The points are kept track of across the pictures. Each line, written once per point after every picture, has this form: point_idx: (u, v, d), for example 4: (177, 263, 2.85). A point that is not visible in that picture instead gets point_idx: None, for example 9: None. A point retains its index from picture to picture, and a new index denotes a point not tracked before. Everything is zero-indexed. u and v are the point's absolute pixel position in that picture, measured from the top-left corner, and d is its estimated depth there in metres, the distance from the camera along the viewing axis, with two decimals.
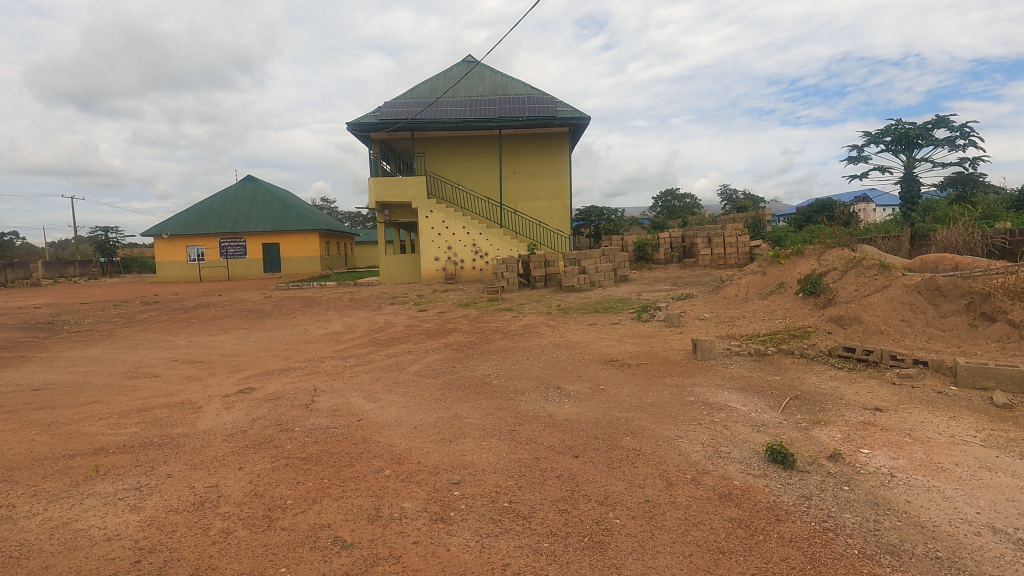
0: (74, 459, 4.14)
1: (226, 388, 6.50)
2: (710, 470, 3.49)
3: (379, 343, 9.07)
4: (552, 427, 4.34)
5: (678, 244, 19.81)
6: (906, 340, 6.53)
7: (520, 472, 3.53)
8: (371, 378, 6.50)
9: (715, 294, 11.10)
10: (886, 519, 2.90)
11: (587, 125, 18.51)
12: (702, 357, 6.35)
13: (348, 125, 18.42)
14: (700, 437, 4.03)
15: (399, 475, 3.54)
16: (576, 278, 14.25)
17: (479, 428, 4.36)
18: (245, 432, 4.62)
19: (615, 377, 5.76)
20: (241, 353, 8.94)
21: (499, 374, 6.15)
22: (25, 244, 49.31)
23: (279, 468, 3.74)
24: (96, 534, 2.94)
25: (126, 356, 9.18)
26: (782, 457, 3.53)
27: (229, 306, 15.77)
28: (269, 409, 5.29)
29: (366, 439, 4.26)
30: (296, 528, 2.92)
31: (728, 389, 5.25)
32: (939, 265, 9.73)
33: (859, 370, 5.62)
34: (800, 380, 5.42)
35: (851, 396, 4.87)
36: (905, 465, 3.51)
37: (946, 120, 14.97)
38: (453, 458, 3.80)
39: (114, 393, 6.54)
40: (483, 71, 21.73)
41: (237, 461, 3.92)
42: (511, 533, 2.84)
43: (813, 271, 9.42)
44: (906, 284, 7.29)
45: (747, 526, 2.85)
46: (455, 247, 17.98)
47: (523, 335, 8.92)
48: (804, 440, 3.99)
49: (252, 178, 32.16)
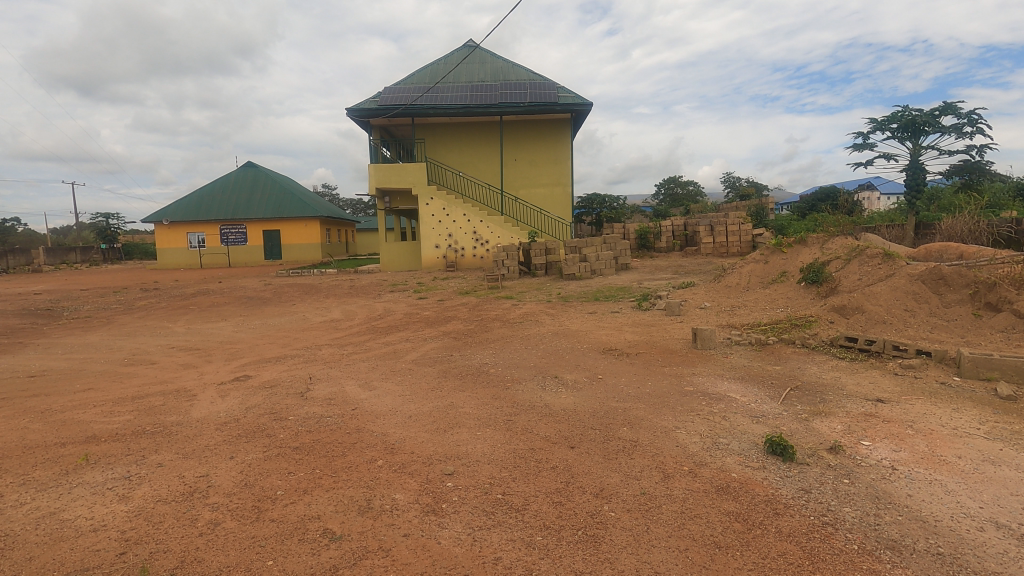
0: (67, 447, 4.11)
1: (221, 376, 6.46)
2: (708, 463, 3.42)
3: (378, 331, 9.04)
4: (548, 417, 4.28)
5: (680, 232, 19.66)
6: (909, 330, 6.44)
7: (515, 464, 3.47)
8: (368, 366, 6.46)
9: (716, 282, 11.02)
10: (887, 514, 2.84)
11: (589, 111, 18.29)
12: (701, 346, 6.28)
13: (347, 111, 18.23)
14: (698, 428, 3.97)
15: (391, 466, 3.49)
16: (576, 266, 14.13)
17: (475, 418, 4.31)
18: (239, 420, 4.58)
19: (613, 367, 5.68)
20: (239, 340, 8.90)
21: (498, 363, 6.08)
22: (27, 231, 49.36)
23: (271, 457, 3.69)
24: (83, 524, 2.90)
25: (124, 344, 9.13)
26: (782, 449, 3.46)
27: (229, 293, 15.73)
28: (264, 397, 5.26)
29: (361, 428, 4.21)
30: (285, 520, 2.86)
31: (728, 378, 5.19)
32: (944, 254, 9.64)
33: (861, 361, 5.53)
34: (801, 370, 5.35)
35: (853, 387, 4.79)
36: (907, 457, 3.45)
37: (953, 106, 14.70)
38: (449, 448, 3.75)
39: (109, 380, 6.53)
40: (485, 56, 21.45)
41: (228, 451, 3.86)
42: (504, 526, 2.78)
43: (815, 260, 9.36)
44: (910, 274, 7.22)
45: (745, 520, 2.79)
46: (455, 235, 17.88)
47: (523, 323, 8.90)
48: (804, 431, 3.92)
49: (253, 163, 31.95)
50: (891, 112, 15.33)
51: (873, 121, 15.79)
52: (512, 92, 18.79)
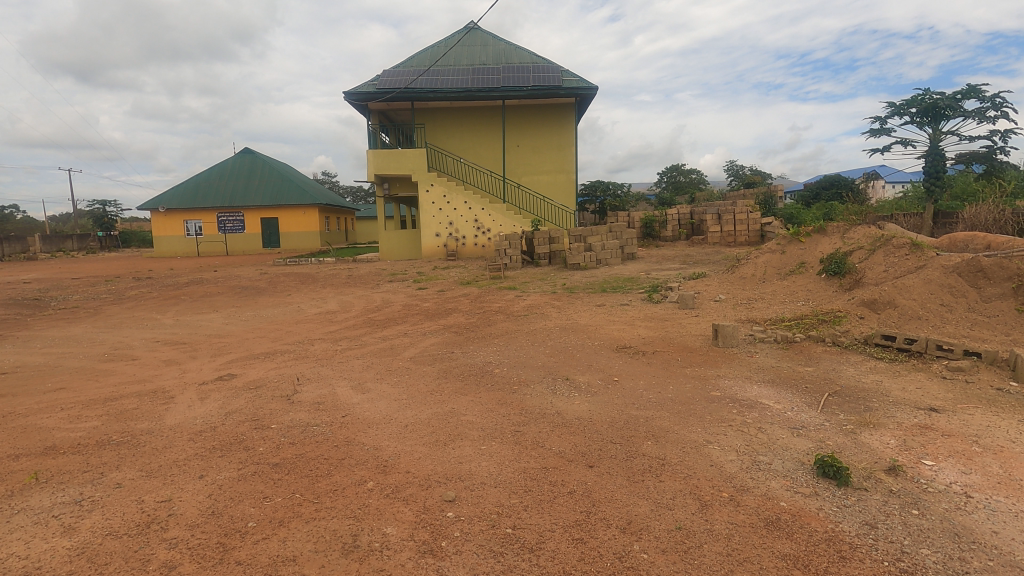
0: (18, 461, 3.63)
1: (204, 374, 5.98)
2: (750, 487, 2.95)
3: (375, 324, 8.56)
4: (562, 428, 3.80)
5: (687, 220, 19.11)
6: (948, 327, 5.94)
7: (526, 488, 3.00)
8: (362, 364, 5.96)
9: (729, 274, 10.50)
10: (975, 559, 2.36)
11: (594, 95, 17.66)
12: (723, 344, 5.80)
13: (344, 95, 17.62)
14: (733, 443, 3.49)
15: (383, 490, 3.01)
16: (581, 255, 13.61)
17: (479, 428, 3.84)
18: (215, 429, 4.11)
19: (629, 367, 5.20)
20: (228, 334, 8.41)
21: (502, 362, 5.60)
22: (24, 218, 48.80)
23: (246, 477, 3.22)
24: (14, 567, 2.43)
25: (108, 337, 8.67)
26: (834, 472, 2.99)
27: (223, 283, 15.18)
28: (246, 401, 4.77)
29: (349, 440, 3.73)
30: (254, 562, 2.40)
31: (757, 382, 4.70)
32: (970, 244, 9.13)
33: (901, 362, 5.03)
34: (836, 372, 4.87)
35: (899, 393, 4.31)
36: (981, 482, 2.97)
37: (977, 89, 14.02)
38: (449, 466, 3.28)
39: (85, 379, 6.05)
40: (486, 38, 20.75)
41: (200, 467, 3.40)
42: (516, 572, 2.32)
43: (836, 250, 8.86)
44: (945, 266, 6.72)
45: (805, 566, 2.32)
46: (456, 222, 17.34)
47: (527, 316, 8.42)
48: (854, 447, 3.44)
49: (250, 149, 31.35)
50: (912, 96, 14.65)
51: (891, 105, 15.14)
52: (515, 75, 18.15)
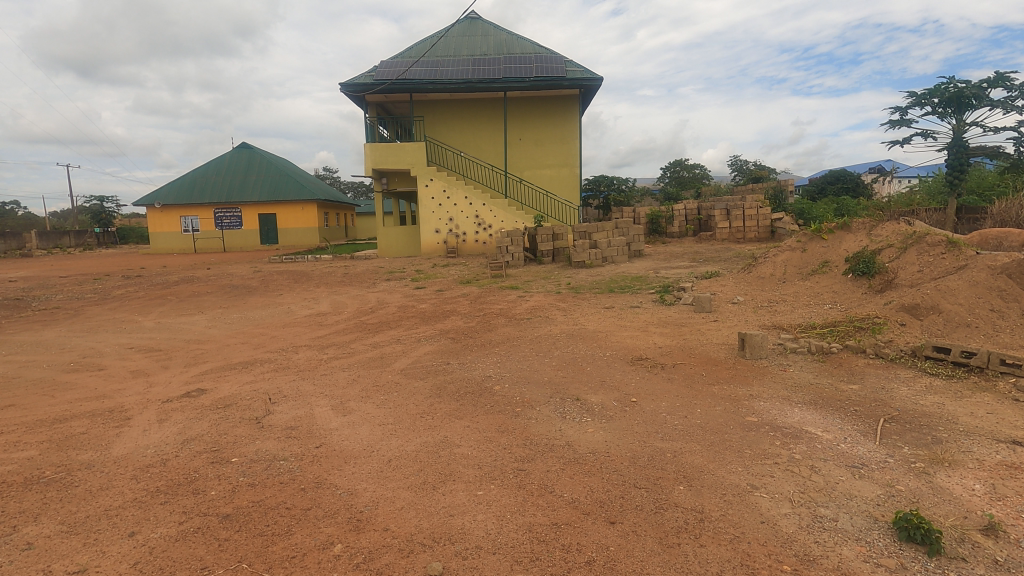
0: None
1: (171, 389, 5.35)
2: (817, 558, 2.32)
3: (367, 329, 7.93)
4: (573, 466, 3.18)
5: (694, 216, 18.45)
6: (1002, 336, 5.29)
7: (533, 556, 2.37)
8: (347, 377, 5.35)
9: (746, 273, 9.84)
10: None
11: (599, 86, 16.92)
12: (751, 356, 5.17)
13: (341, 86, 16.98)
14: (784, 489, 2.86)
15: (352, 558, 2.39)
16: (587, 253, 12.94)
17: (475, 466, 3.21)
18: (167, 463, 3.50)
19: (647, 384, 4.58)
20: (208, 340, 7.79)
21: (503, 377, 4.98)
22: (24, 215, 48.12)
23: (186, 537, 2.60)
24: None
25: (80, 343, 8.01)
26: (921, 535, 2.36)
27: (213, 281, 14.58)
28: (209, 425, 4.15)
29: (320, 481, 3.12)
30: None
31: (797, 404, 4.06)
32: (1005, 241, 8.48)
33: (960, 380, 4.38)
34: (887, 393, 4.23)
35: (968, 419, 3.67)
36: None
37: (1004, 77, 13.29)
38: (438, 521, 2.65)
39: (39, 394, 5.41)
40: (488, 28, 20.05)
41: (133, 520, 2.78)
42: None
43: (863, 248, 8.21)
44: (992, 266, 6.07)
45: None
46: (456, 218, 16.69)
47: (531, 320, 7.78)
48: (933, 494, 2.81)
49: (247, 144, 30.68)
50: (936, 85, 13.89)
51: (912, 95, 14.38)
52: (517, 66, 17.44)
